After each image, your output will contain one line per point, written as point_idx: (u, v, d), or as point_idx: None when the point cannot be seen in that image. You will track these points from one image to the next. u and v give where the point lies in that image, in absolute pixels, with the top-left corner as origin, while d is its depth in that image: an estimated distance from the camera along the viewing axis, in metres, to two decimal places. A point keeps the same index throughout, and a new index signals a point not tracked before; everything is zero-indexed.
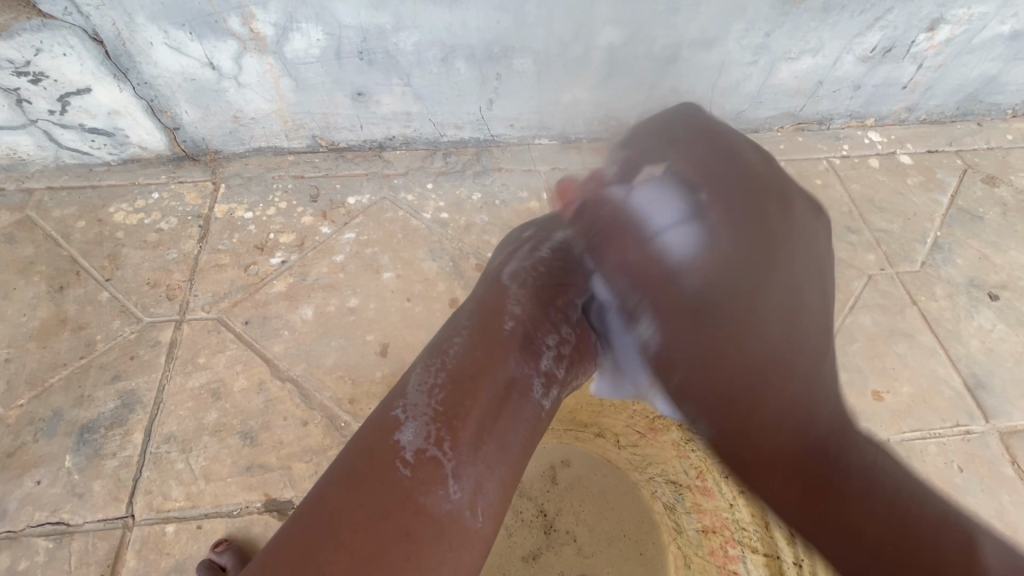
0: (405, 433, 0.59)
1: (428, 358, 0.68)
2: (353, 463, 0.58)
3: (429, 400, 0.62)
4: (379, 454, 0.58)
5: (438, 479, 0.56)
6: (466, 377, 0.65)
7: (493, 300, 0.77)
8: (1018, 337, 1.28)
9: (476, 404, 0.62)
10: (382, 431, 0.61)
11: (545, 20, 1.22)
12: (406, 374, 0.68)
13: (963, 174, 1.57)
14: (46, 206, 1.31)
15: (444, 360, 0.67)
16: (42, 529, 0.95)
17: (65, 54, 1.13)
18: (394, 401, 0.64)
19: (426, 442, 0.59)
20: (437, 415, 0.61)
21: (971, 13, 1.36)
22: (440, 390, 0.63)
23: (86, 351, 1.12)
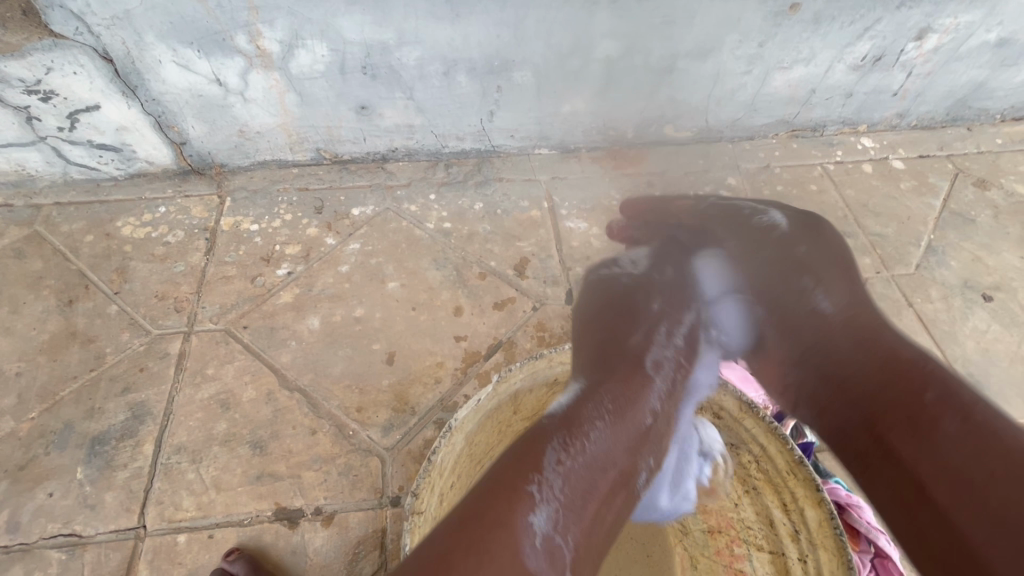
0: (540, 517, 0.62)
1: (567, 430, 0.71)
2: (491, 504, 0.62)
3: (563, 484, 0.65)
4: (510, 524, 0.60)
5: (559, 575, 0.62)
6: (594, 470, 0.70)
7: (633, 388, 0.80)
8: (1013, 337, 1.31)
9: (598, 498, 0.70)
10: (518, 500, 0.62)
11: (544, 34, 1.25)
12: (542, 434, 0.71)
13: (954, 178, 1.60)
14: (55, 221, 1.33)
15: (580, 442, 0.70)
16: (54, 541, 0.96)
17: (75, 72, 1.15)
18: (532, 470, 0.65)
19: (557, 533, 0.63)
20: (570, 506, 0.65)
21: (957, 22, 1.39)
22: (573, 476, 0.67)
23: (96, 363, 1.14)
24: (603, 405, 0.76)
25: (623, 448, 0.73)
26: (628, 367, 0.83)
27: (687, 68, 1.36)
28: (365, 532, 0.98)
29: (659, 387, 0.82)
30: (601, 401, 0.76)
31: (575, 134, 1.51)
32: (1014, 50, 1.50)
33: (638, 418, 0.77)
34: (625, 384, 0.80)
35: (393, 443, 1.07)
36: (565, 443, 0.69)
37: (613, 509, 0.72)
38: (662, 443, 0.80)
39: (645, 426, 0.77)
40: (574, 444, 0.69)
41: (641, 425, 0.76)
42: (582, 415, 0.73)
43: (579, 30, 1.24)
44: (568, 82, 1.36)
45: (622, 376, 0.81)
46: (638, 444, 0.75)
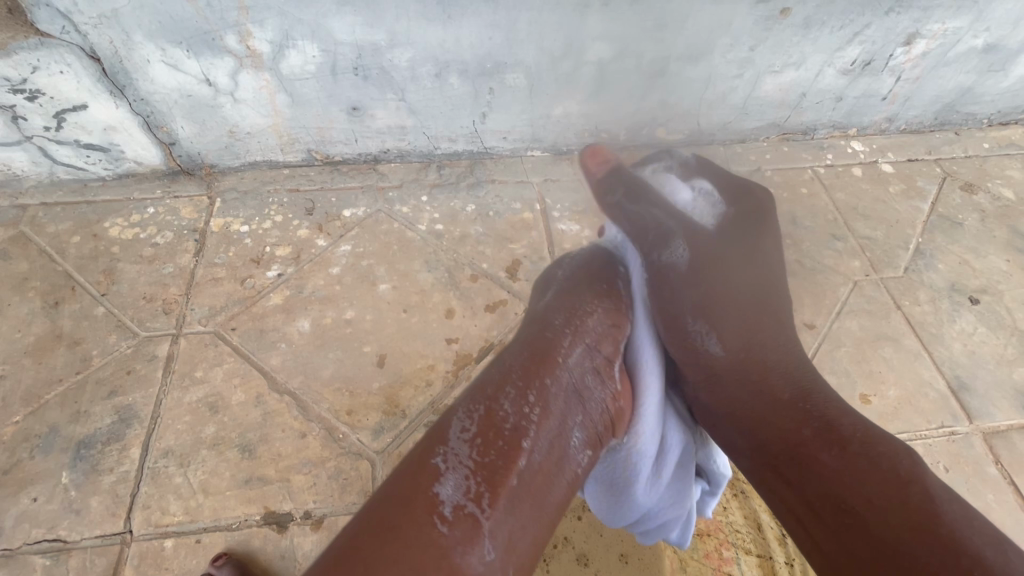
0: (445, 486, 0.60)
1: (469, 403, 0.69)
2: (394, 501, 0.59)
3: (468, 452, 0.64)
4: (417, 508, 0.59)
5: (475, 541, 0.58)
6: (502, 432, 0.66)
7: (541, 351, 0.77)
8: (999, 339, 1.32)
9: (516, 465, 0.64)
10: (424, 482, 0.61)
11: (536, 36, 1.25)
12: (445, 419, 0.68)
13: (942, 182, 1.62)
14: (40, 222, 1.31)
15: (489, 411, 0.68)
16: (39, 546, 0.94)
17: (62, 72, 1.14)
18: (436, 445, 0.64)
19: (469, 500, 0.60)
20: (481, 470, 0.62)
21: (945, 28, 1.41)
22: (483, 444, 0.65)
23: (83, 366, 1.12)
24: (521, 369, 0.73)
25: (539, 410, 0.70)
26: (543, 339, 0.80)
27: (678, 71, 1.37)
28: None
29: (578, 349, 0.79)
30: (513, 368, 0.74)
31: (568, 137, 1.51)
32: (1001, 56, 1.52)
33: (555, 379, 0.74)
34: (538, 353, 0.76)
35: (383, 446, 1.07)
36: (471, 410, 0.68)
37: (544, 472, 0.66)
38: (593, 408, 0.74)
39: (562, 385, 0.74)
40: (479, 411, 0.68)
41: (553, 390, 0.72)
42: (492, 387, 0.70)
43: (571, 32, 1.24)
44: (560, 85, 1.36)
45: (535, 348, 0.77)
46: (561, 400, 0.72)
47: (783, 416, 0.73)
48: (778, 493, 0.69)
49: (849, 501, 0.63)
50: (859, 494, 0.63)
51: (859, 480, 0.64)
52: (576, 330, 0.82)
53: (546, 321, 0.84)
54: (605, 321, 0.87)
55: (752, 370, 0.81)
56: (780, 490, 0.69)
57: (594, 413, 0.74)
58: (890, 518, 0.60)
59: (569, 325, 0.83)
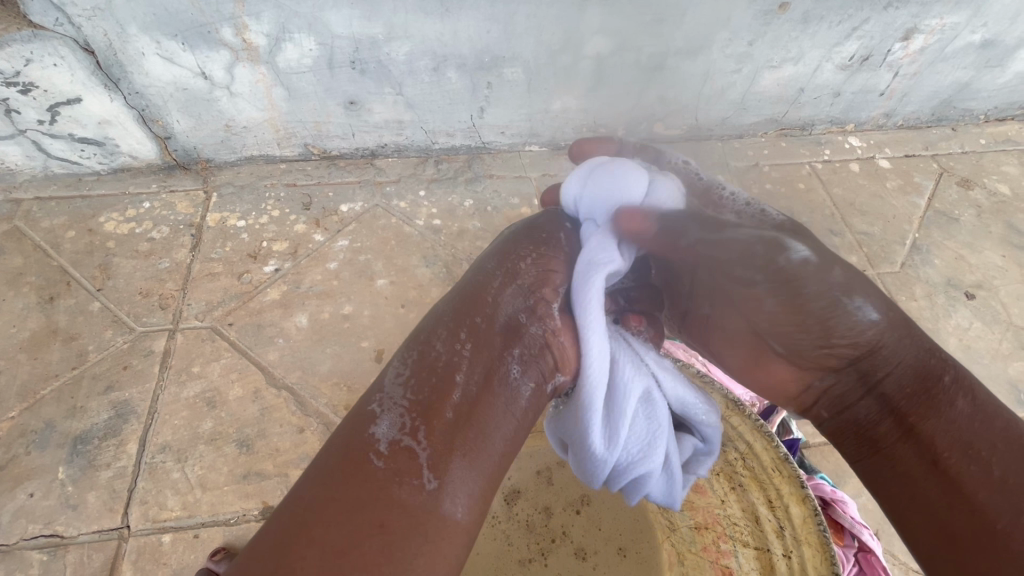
0: (379, 425, 0.60)
1: (407, 349, 0.69)
2: (332, 452, 0.59)
3: (403, 392, 0.64)
4: (354, 446, 0.59)
5: (413, 474, 0.58)
6: (436, 371, 0.66)
7: (475, 292, 0.76)
8: (995, 334, 1.33)
9: (450, 397, 0.64)
10: (362, 424, 0.61)
11: (534, 30, 1.24)
12: (384, 368, 0.68)
13: (939, 178, 1.62)
14: (35, 216, 1.30)
15: (421, 351, 0.68)
16: (35, 542, 0.94)
17: (56, 64, 1.13)
18: (375, 391, 0.64)
19: (405, 435, 0.60)
20: (415, 407, 0.62)
21: (943, 23, 1.41)
22: (416, 384, 0.65)
23: (79, 361, 1.11)
24: (457, 311, 0.73)
25: (471, 347, 0.70)
26: (471, 280, 0.78)
27: (676, 66, 1.37)
28: None
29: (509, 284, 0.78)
30: (451, 313, 0.73)
31: (566, 131, 1.51)
32: (998, 51, 1.52)
33: (488, 315, 0.74)
34: (463, 292, 0.76)
35: None
36: (409, 356, 0.68)
37: (481, 402, 0.66)
38: (532, 345, 0.74)
39: (489, 320, 0.73)
40: (414, 356, 0.68)
41: (484, 327, 0.72)
42: (427, 331, 0.70)
43: (569, 26, 1.24)
44: (559, 79, 1.36)
45: (461, 288, 0.77)
46: (494, 340, 0.72)
47: (880, 374, 0.68)
48: (854, 455, 0.67)
49: (944, 454, 0.60)
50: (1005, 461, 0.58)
51: (964, 438, 0.60)
52: (513, 266, 0.80)
53: (478, 268, 0.80)
54: (540, 264, 0.82)
55: (827, 353, 0.78)
56: (857, 450, 0.67)
57: (533, 349, 0.74)
58: (985, 474, 0.57)
59: (502, 266, 0.80)
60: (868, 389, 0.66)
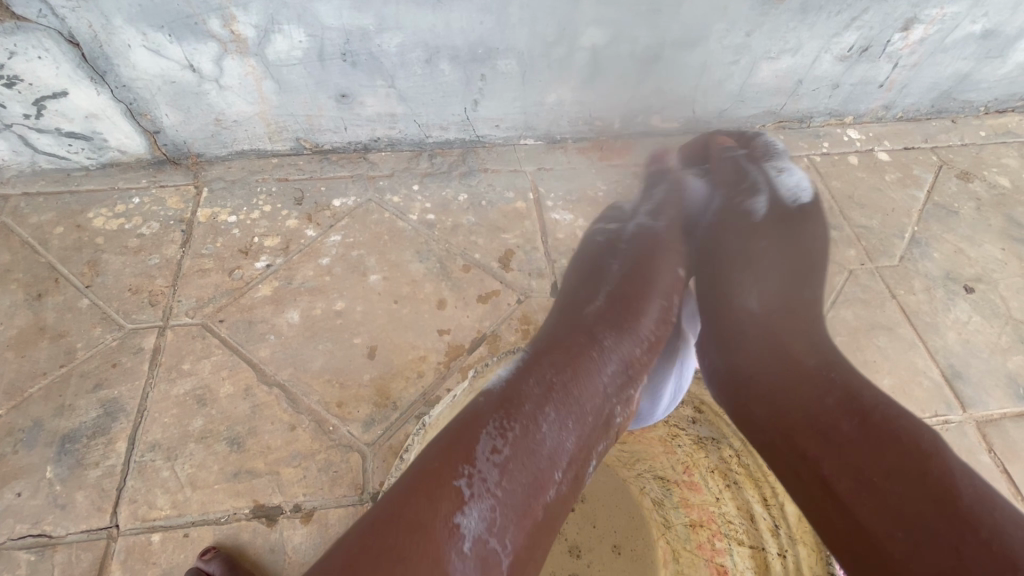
0: (471, 515, 0.62)
1: (505, 420, 0.71)
2: (410, 525, 0.60)
3: (497, 482, 0.65)
4: (438, 532, 0.60)
5: (489, 574, 0.60)
6: (537, 462, 0.69)
7: (580, 368, 0.79)
8: (994, 328, 1.32)
9: (540, 498, 0.67)
10: (447, 498, 0.63)
11: (528, 21, 1.22)
12: (474, 429, 0.70)
13: (938, 170, 1.61)
14: (22, 212, 1.28)
15: (524, 434, 0.70)
16: (23, 542, 0.92)
17: (40, 57, 1.10)
18: (463, 463, 0.66)
19: (490, 534, 0.62)
20: (506, 504, 0.65)
21: (944, 13, 1.38)
22: (511, 473, 0.67)
23: (67, 359, 1.10)
24: (555, 387, 0.76)
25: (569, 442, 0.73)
26: (577, 357, 0.81)
27: (673, 57, 1.35)
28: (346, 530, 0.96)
29: (611, 367, 0.82)
30: (550, 385, 0.76)
31: (561, 124, 1.49)
32: (999, 41, 1.50)
33: (584, 399, 0.77)
34: (569, 368, 0.79)
35: (374, 439, 1.05)
36: (504, 429, 0.70)
37: (561, 507, 0.70)
38: (607, 436, 0.79)
39: (591, 406, 0.77)
40: (513, 431, 0.70)
41: (584, 417, 0.76)
42: (530, 409, 0.72)
43: (564, 16, 1.22)
44: (553, 71, 1.34)
45: (564, 359, 0.80)
46: (587, 428, 0.75)
47: (812, 386, 0.75)
48: (797, 470, 0.71)
49: (870, 473, 0.65)
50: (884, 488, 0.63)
51: (882, 455, 0.65)
52: (611, 346, 0.84)
53: (582, 327, 0.87)
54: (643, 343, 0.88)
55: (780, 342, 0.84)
56: (796, 464, 0.71)
57: (608, 446, 0.79)
58: (911, 491, 0.61)
59: (607, 344, 0.84)
60: (765, 406, 0.78)
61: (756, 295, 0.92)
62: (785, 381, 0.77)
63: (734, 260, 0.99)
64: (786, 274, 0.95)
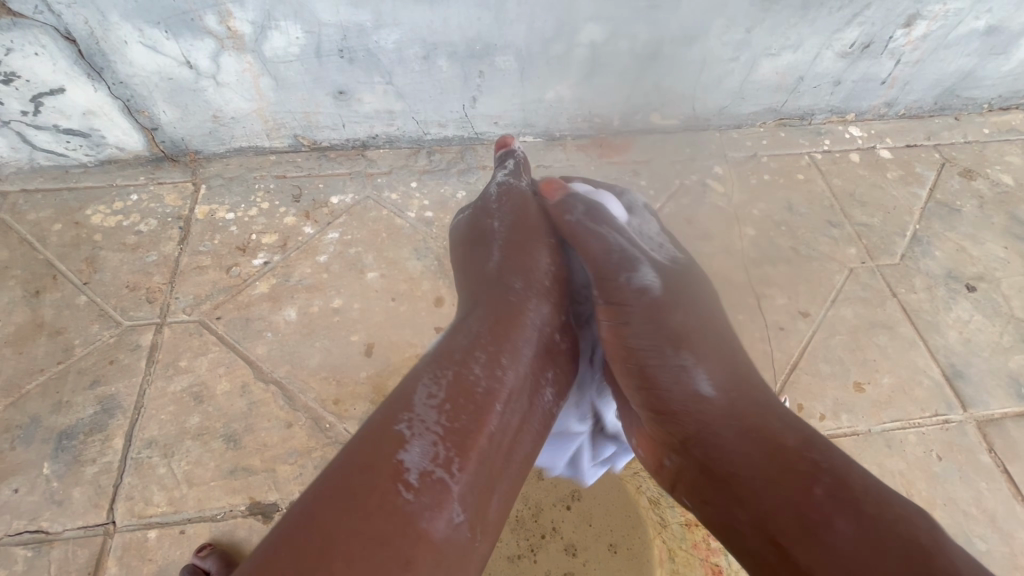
0: (411, 453, 0.66)
1: (436, 368, 0.76)
2: (354, 477, 0.64)
3: (436, 419, 0.70)
4: (381, 473, 0.64)
5: (441, 504, 0.64)
6: (473, 396, 0.74)
7: (507, 314, 0.86)
8: (996, 327, 1.31)
9: (486, 426, 0.72)
10: (392, 444, 0.67)
11: (526, 17, 1.21)
12: (411, 384, 0.74)
13: (941, 168, 1.59)
14: (21, 209, 1.29)
15: (458, 375, 0.75)
16: (20, 538, 0.93)
17: (37, 53, 1.10)
18: (402, 412, 0.70)
19: (437, 466, 0.66)
20: (449, 437, 0.69)
21: (947, 9, 1.37)
22: (451, 408, 0.72)
23: (64, 355, 1.10)
24: (487, 330, 0.83)
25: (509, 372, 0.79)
26: (508, 306, 0.87)
27: (673, 54, 1.34)
28: None
29: (536, 311, 0.89)
30: (479, 334, 0.82)
31: (560, 122, 1.48)
32: (1003, 37, 1.48)
33: (517, 339, 0.83)
34: (502, 318, 0.85)
35: None
36: (438, 377, 0.75)
37: (512, 432, 0.75)
38: (550, 369, 0.86)
39: (526, 345, 0.84)
40: (455, 379, 0.75)
41: (523, 349, 0.83)
42: (461, 353, 0.78)
43: (562, 12, 1.21)
44: (552, 68, 1.34)
45: (495, 311, 0.86)
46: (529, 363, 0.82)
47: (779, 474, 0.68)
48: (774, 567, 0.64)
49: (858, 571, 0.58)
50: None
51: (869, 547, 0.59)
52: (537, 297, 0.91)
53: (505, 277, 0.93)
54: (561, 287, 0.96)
55: (741, 410, 0.76)
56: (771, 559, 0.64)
57: (555, 371, 0.86)
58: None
59: (528, 288, 0.92)
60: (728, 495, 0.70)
61: (706, 372, 0.82)
62: (749, 462, 0.70)
63: (678, 339, 0.86)
64: (725, 353, 0.85)
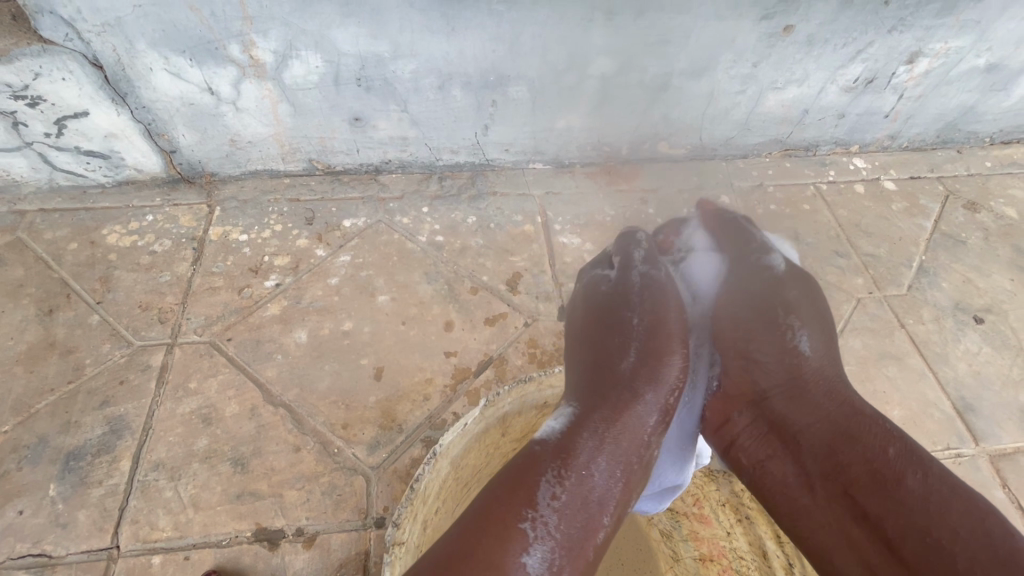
0: (533, 558, 0.62)
1: (558, 465, 0.71)
2: (471, 574, 0.59)
3: (554, 525, 0.66)
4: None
5: None
6: (588, 506, 0.70)
7: (625, 403, 0.80)
8: (1004, 359, 1.31)
9: (592, 539, 0.69)
10: (513, 542, 0.62)
11: (539, 50, 1.25)
12: (532, 475, 0.69)
13: (945, 201, 1.61)
14: (38, 228, 1.31)
15: (578, 479, 0.71)
16: (22, 561, 0.91)
17: (64, 79, 1.13)
18: (526, 507, 0.66)
19: (552, 575, 0.63)
20: (566, 547, 0.65)
21: (948, 47, 1.40)
22: (568, 515, 0.67)
23: (75, 375, 1.10)
24: (602, 422, 0.78)
25: (623, 476, 0.74)
26: (617, 392, 0.82)
27: (680, 86, 1.37)
28: (349, 555, 0.95)
29: (652, 413, 0.81)
30: (594, 427, 0.77)
31: (570, 150, 1.51)
32: (1003, 75, 1.51)
33: (632, 437, 0.78)
34: (611, 404, 0.80)
35: (379, 462, 1.04)
36: (558, 475, 0.70)
37: (608, 547, 0.71)
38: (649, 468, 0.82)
39: (631, 449, 0.77)
40: (569, 478, 0.70)
41: (635, 447, 0.78)
42: (581, 453, 0.73)
43: (574, 46, 1.24)
44: (563, 98, 1.37)
45: (604, 396, 0.81)
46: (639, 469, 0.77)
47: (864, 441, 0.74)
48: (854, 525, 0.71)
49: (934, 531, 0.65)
50: (945, 526, 0.64)
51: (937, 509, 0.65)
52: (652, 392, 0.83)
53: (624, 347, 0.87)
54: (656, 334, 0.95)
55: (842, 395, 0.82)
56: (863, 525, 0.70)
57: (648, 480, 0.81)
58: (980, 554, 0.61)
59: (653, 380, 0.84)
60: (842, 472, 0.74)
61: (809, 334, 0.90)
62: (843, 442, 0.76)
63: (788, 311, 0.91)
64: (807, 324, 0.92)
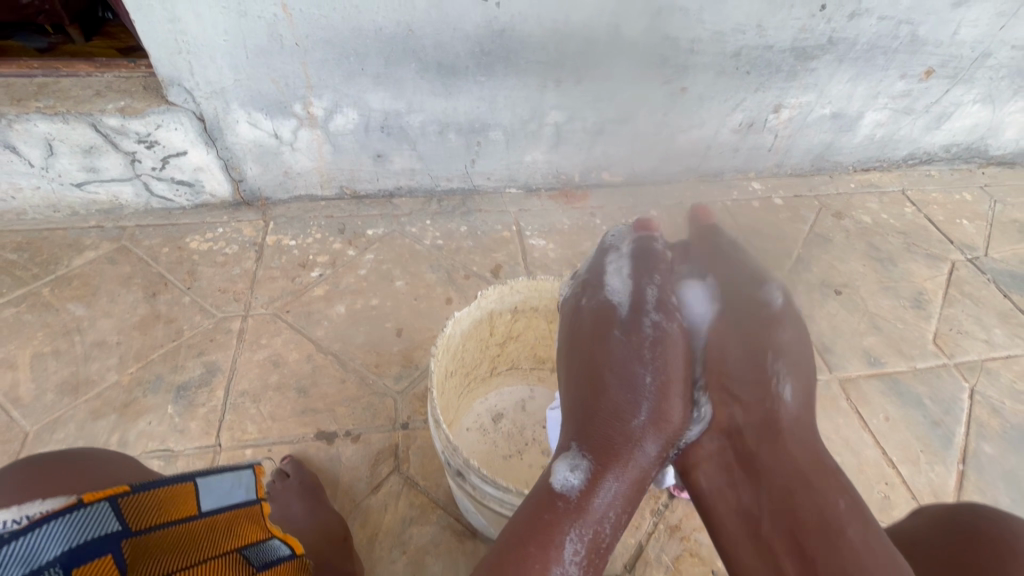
0: None
1: (577, 519, 0.84)
2: None
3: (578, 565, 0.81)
4: None
5: None
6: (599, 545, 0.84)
7: (621, 439, 0.91)
8: (855, 318, 1.79)
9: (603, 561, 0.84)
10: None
11: (510, 107, 1.78)
12: (555, 528, 0.82)
13: (818, 212, 2.15)
14: (137, 237, 1.74)
15: (593, 529, 0.84)
16: (153, 453, 1.30)
17: (176, 128, 1.60)
18: (554, 555, 0.80)
19: None
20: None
21: (799, 101, 1.98)
22: (586, 554, 0.82)
23: (177, 336, 1.51)
24: (598, 465, 0.88)
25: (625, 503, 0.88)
26: (615, 442, 0.91)
27: (613, 130, 1.89)
28: (383, 446, 1.35)
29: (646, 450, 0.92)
30: (605, 474, 0.88)
31: (536, 177, 2.02)
32: (846, 120, 2.09)
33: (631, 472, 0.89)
34: (619, 448, 0.90)
35: (403, 388, 1.46)
36: (577, 525, 0.83)
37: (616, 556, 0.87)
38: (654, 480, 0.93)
39: (633, 482, 0.89)
40: (585, 522, 0.84)
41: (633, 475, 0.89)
42: (589, 501, 0.85)
43: (535, 103, 1.78)
44: (528, 140, 1.89)
45: (607, 445, 0.90)
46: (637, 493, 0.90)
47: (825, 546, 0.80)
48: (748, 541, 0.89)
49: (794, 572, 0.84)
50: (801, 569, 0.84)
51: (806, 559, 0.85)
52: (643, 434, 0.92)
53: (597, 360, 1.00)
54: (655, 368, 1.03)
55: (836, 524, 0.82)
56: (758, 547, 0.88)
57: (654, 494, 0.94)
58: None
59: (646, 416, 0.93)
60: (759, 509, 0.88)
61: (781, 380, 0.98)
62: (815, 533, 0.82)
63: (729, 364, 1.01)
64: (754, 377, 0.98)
